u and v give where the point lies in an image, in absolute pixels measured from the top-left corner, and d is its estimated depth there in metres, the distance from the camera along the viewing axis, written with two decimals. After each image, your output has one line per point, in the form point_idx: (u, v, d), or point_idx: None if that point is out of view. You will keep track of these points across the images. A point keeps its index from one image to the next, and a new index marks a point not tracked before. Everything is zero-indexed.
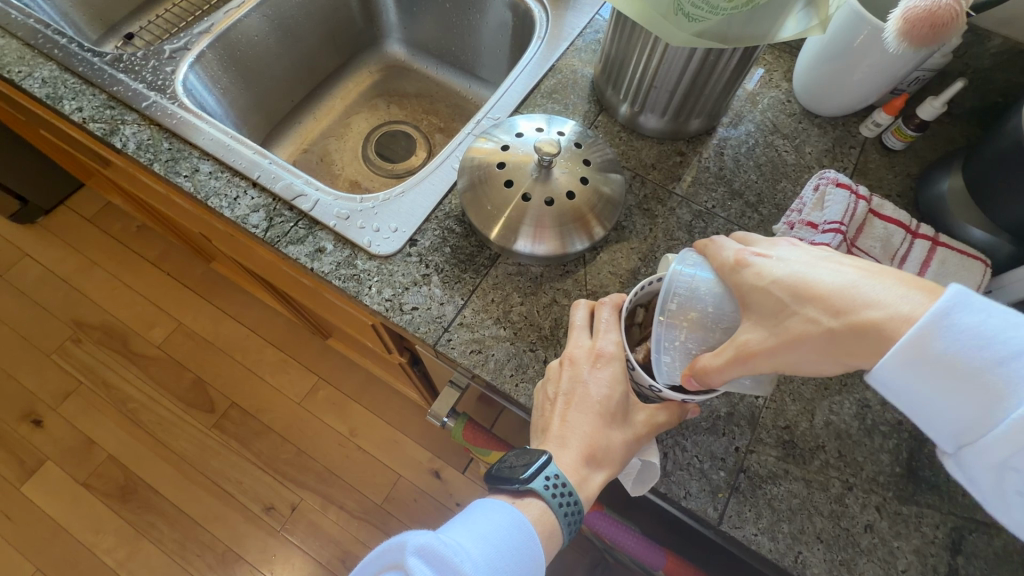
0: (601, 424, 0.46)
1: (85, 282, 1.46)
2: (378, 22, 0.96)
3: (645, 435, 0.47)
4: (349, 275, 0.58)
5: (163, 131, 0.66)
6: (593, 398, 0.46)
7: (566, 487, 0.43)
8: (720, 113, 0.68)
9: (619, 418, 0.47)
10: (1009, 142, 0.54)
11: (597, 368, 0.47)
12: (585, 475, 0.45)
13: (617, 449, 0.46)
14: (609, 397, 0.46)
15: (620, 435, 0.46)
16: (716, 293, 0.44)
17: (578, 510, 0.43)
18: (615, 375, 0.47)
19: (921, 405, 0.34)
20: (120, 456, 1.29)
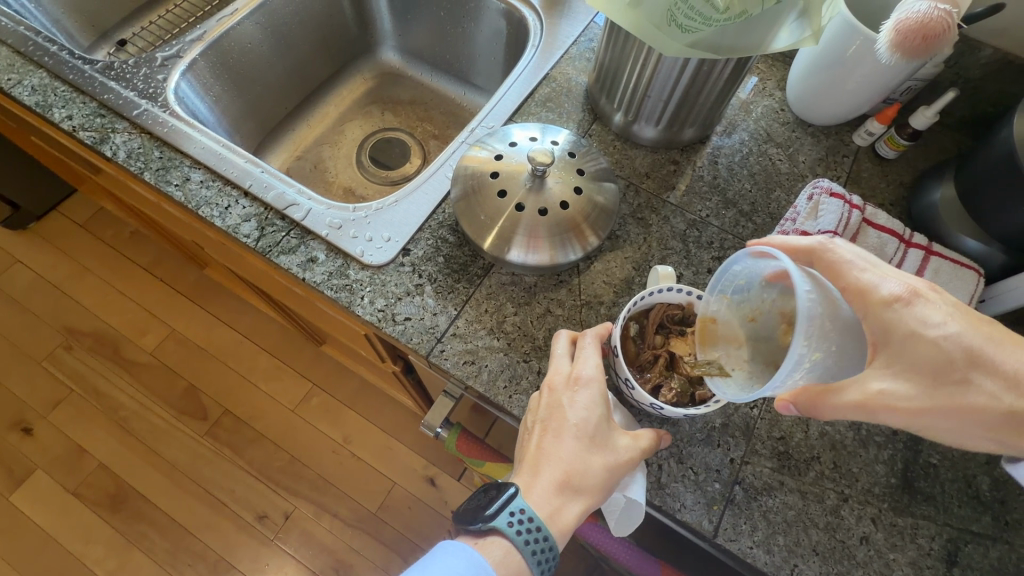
0: (578, 448, 0.45)
1: (77, 289, 1.44)
2: (372, 28, 0.96)
3: (627, 461, 0.46)
4: (341, 285, 0.58)
5: (154, 139, 0.65)
6: (575, 427, 0.45)
7: (535, 524, 0.42)
8: (713, 121, 0.68)
9: (598, 439, 0.46)
10: (999, 151, 0.54)
11: (571, 396, 0.47)
12: (560, 504, 0.44)
13: (595, 473, 0.44)
14: (587, 421, 0.46)
15: (608, 453, 0.45)
16: (839, 323, 0.42)
17: (547, 547, 0.42)
18: (592, 399, 0.47)
19: None
20: (110, 465, 1.28)
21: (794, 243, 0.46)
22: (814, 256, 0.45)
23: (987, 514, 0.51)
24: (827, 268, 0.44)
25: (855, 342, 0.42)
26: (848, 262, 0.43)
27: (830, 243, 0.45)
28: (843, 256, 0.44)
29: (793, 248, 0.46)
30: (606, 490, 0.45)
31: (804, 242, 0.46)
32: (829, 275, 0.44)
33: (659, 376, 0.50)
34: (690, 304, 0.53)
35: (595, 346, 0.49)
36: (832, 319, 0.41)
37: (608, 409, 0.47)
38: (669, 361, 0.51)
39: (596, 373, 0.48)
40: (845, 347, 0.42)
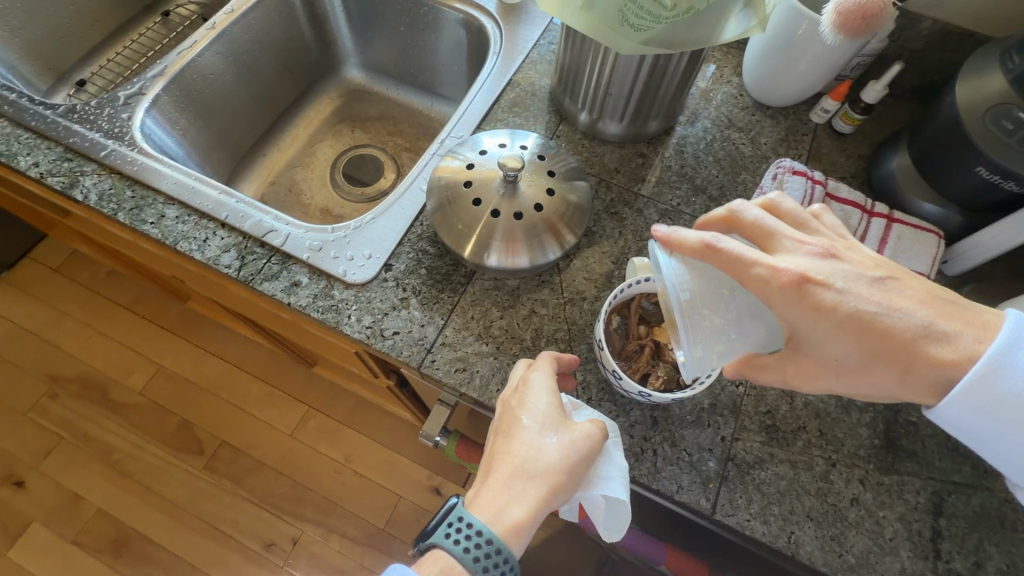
0: (523, 444, 0.44)
1: (58, 334, 1.42)
2: (334, 48, 0.96)
3: (579, 451, 0.44)
4: (327, 306, 0.58)
5: (124, 179, 0.65)
6: (523, 422, 0.46)
7: (473, 529, 0.41)
8: (675, 112, 0.70)
9: (545, 429, 0.45)
10: (947, 119, 0.57)
11: (521, 397, 0.48)
12: (505, 503, 0.42)
13: (540, 468, 0.43)
14: (535, 414, 0.46)
15: (555, 447, 0.44)
16: (723, 319, 0.45)
17: (487, 553, 0.40)
18: (537, 396, 0.47)
19: (972, 431, 0.42)
20: (109, 509, 1.26)
21: (688, 239, 0.45)
22: (707, 253, 0.44)
23: (967, 464, 0.54)
24: (724, 264, 0.43)
25: (750, 321, 0.45)
26: (739, 255, 0.43)
27: (717, 239, 0.43)
28: (733, 256, 0.43)
29: (685, 249, 0.44)
30: (557, 483, 0.43)
31: (695, 239, 0.44)
32: (723, 268, 0.44)
33: (646, 364, 0.52)
34: None
35: (548, 356, 0.51)
36: (722, 312, 0.45)
37: (560, 406, 0.47)
38: (654, 349, 0.53)
39: (545, 374, 0.49)
40: (748, 331, 0.45)
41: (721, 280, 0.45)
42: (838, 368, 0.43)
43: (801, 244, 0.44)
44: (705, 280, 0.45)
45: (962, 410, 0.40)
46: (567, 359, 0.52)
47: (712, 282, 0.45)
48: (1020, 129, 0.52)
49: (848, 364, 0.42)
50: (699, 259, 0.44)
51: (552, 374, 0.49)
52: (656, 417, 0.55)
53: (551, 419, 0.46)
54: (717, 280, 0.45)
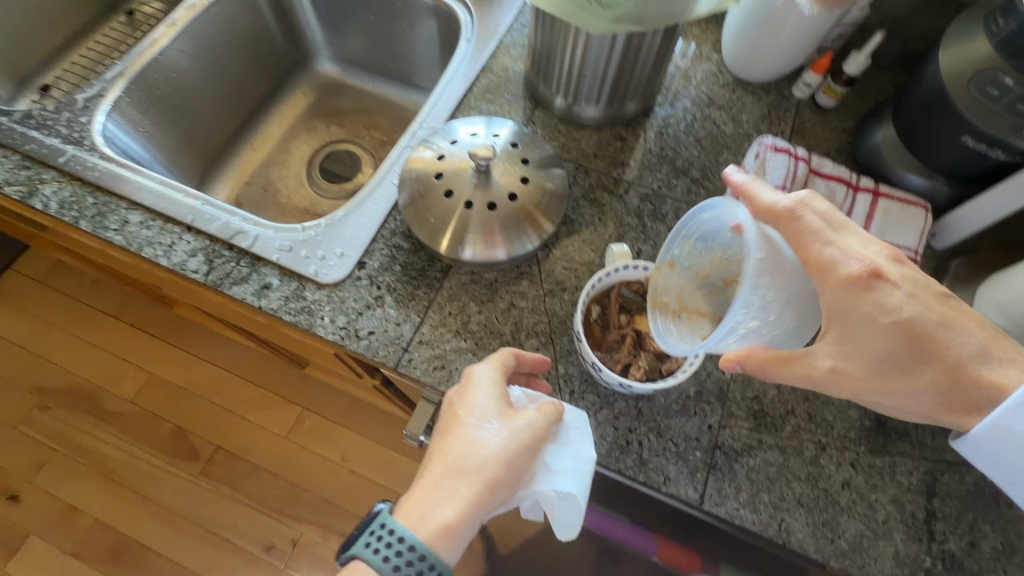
0: (455, 442, 0.44)
1: (46, 346, 1.40)
2: (303, 41, 0.94)
3: (514, 448, 0.43)
4: (299, 308, 0.56)
5: (85, 185, 0.63)
6: (458, 420, 0.45)
7: (396, 534, 0.41)
8: (653, 92, 0.68)
9: (480, 426, 0.44)
10: (931, 88, 0.55)
11: (461, 393, 0.47)
12: (433, 505, 0.42)
13: (471, 468, 0.42)
14: (473, 410, 0.45)
15: (488, 444, 0.43)
16: (774, 291, 0.42)
17: (408, 559, 0.40)
18: (477, 392, 0.46)
19: (996, 462, 0.41)
20: (106, 520, 1.25)
21: (762, 196, 0.45)
22: (777, 217, 0.44)
23: None
24: (791, 232, 0.43)
25: (790, 305, 0.43)
26: (811, 229, 0.43)
27: (796, 209, 0.44)
28: (800, 229, 0.43)
29: (756, 207, 0.45)
30: (487, 482, 0.42)
31: (771, 201, 0.45)
32: (789, 236, 0.44)
33: (627, 355, 0.51)
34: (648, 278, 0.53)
35: (502, 351, 0.49)
36: (784, 286, 0.43)
37: (502, 402, 0.46)
38: (635, 339, 0.52)
39: (489, 368, 0.48)
40: (782, 315, 0.43)
41: (784, 250, 0.44)
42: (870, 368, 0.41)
43: (869, 241, 0.44)
44: (772, 244, 0.44)
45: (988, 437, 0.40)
46: (527, 356, 0.51)
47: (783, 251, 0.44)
48: (1006, 96, 0.50)
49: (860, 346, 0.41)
50: (770, 222, 0.45)
51: (496, 368, 0.47)
52: (641, 408, 0.53)
53: (487, 414, 0.45)
54: (780, 247, 0.44)
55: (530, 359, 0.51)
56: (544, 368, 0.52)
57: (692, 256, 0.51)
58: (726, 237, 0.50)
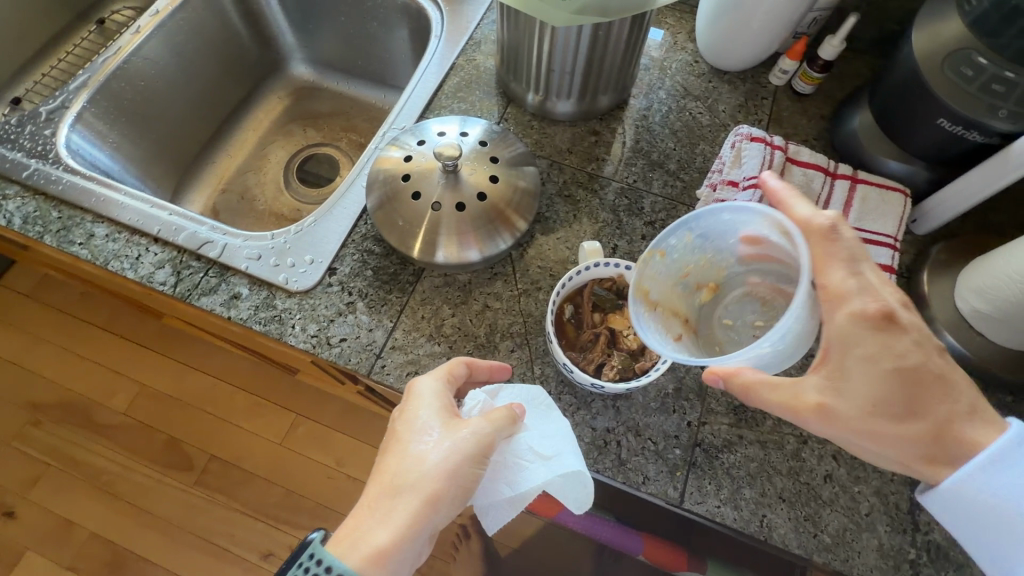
0: (393, 460, 0.42)
1: (36, 360, 1.37)
2: (275, 45, 0.93)
3: (454, 462, 0.41)
4: (269, 318, 0.55)
5: (50, 200, 0.62)
6: (399, 436, 0.43)
7: (323, 565, 0.38)
8: (626, 85, 0.67)
9: (420, 440, 0.42)
10: (904, 71, 0.54)
11: (404, 407, 0.45)
12: (367, 530, 0.40)
13: (406, 486, 0.40)
14: (413, 425, 0.43)
15: (426, 459, 0.41)
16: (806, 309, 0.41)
17: None
18: (419, 405, 0.44)
19: (973, 532, 0.40)
20: (102, 533, 1.25)
21: (797, 209, 0.44)
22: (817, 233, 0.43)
23: None
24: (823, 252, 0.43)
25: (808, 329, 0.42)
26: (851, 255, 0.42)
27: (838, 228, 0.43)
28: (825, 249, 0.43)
29: (798, 218, 0.44)
30: (426, 499, 0.40)
31: (815, 215, 0.43)
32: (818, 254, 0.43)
33: (600, 354, 0.50)
34: (621, 276, 0.52)
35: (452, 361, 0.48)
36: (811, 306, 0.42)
37: (445, 415, 0.44)
38: (609, 337, 0.51)
39: (432, 379, 0.46)
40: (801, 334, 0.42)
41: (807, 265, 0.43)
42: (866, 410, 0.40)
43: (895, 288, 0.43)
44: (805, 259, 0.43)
45: (960, 496, 0.39)
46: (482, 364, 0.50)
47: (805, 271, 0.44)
48: (980, 76, 0.49)
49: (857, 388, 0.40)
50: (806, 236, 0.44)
51: (440, 379, 0.46)
52: (618, 407, 0.52)
53: (427, 428, 0.43)
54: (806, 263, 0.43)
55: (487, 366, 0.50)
56: (502, 374, 0.51)
57: (685, 250, 0.49)
58: (723, 239, 0.49)
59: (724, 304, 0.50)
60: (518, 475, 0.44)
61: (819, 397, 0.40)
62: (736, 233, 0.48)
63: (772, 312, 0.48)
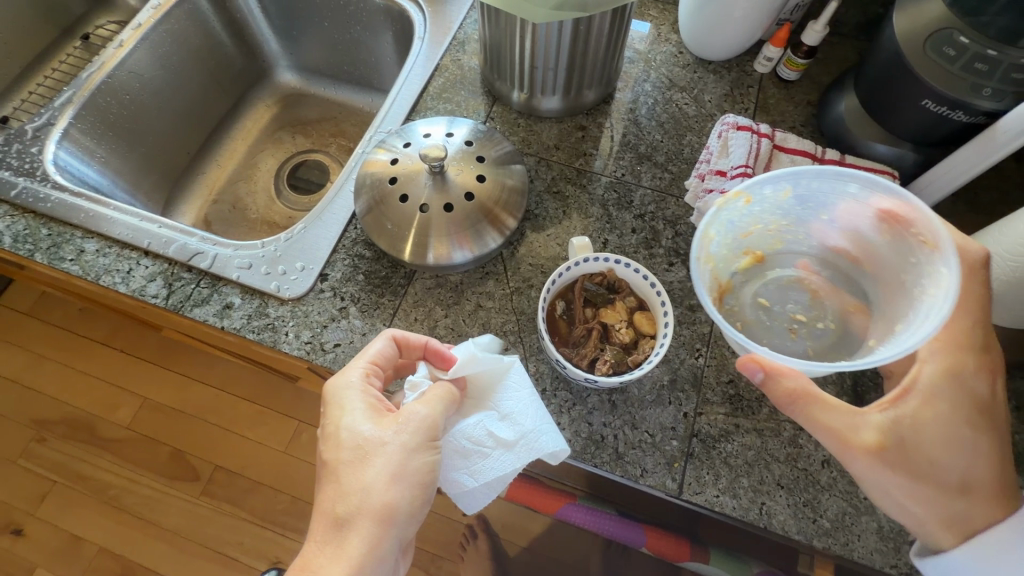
0: (331, 488, 0.43)
1: (36, 378, 1.38)
2: (260, 53, 0.93)
3: (390, 470, 0.42)
4: (262, 326, 0.56)
5: (39, 218, 0.62)
6: (333, 456, 0.43)
7: None
8: (612, 78, 0.67)
9: (353, 457, 0.43)
10: (888, 53, 0.54)
11: (330, 423, 0.45)
12: (325, 557, 0.41)
13: (354, 505, 0.42)
14: (344, 442, 0.43)
15: (363, 475, 0.42)
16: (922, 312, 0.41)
17: None
18: (345, 420, 0.44)
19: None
20: (110, 546, 1.25)
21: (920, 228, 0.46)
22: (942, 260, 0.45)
23: None
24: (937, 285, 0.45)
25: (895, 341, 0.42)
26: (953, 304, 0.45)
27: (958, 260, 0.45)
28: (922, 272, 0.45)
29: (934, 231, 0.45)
30: (372, 523, 0.42)
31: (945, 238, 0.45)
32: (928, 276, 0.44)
33: (593, 349, 0.49)
34: (609, 270, 0.53)
35: (367, 358, 0.48)
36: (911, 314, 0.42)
37: (371, 420, 0.44)
38: (601, 332, 0.50)
39: (350, 387, 0.46)
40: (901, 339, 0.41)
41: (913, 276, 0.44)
42: (923, 463, 0.42)
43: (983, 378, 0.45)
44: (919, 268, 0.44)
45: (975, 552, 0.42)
46: (413, 339, 0.49)
47: (897, 291, 0.46)
48: (963, 55, 0.48)
49: (924, 441, 0.42)
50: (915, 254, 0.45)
51: (360, 385, 0.46)
52: (614, 401, 0.52)
53: (357, 442, 0.43)
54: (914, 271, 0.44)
55: (419, 341, 0.49)
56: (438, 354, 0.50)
57: (773, 206, 0.48)
58: (815, 213, 0.49)
59: (765, 279, 0.50)
60: (483, 465, 0.45)
61: (878, 436, 0.42)
62: (840, 212, 0.48)
63: (818, 306, 0.48)
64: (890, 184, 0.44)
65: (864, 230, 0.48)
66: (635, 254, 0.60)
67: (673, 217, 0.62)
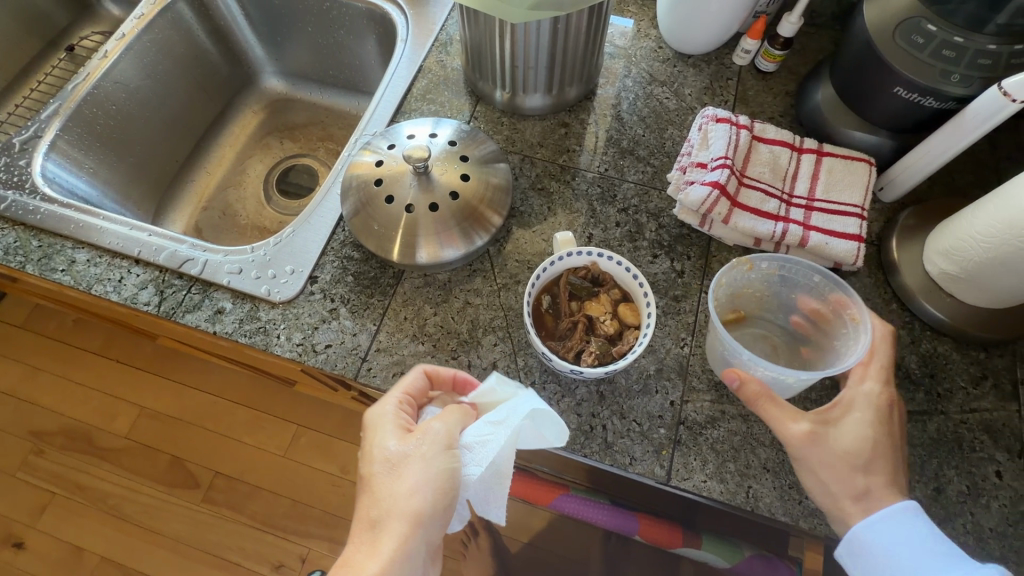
0: (368, 496, 0.45)
1: (33, 391, 1.38)
2: (245, 59, 0.93)
3: (422, 482, 0.44)
4: (254, 330, 0.56)
5: (29, 229, 0.62)
6: (370, 468, 0.46)
7: None
8: (593, 75, 0.68)
9: (387, 470, 0.45)
10: (859, 43, 0.55)
11: (369, 439, 0.47)
12: (361, 559, 0.43)
13: (389, 513, 0.44)
14: (381, 455, 0.46)
15: (398, 484, 0.44)
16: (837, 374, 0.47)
17: None
18: (382, 437, 0.46)
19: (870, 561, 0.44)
20: (113, 556, 1.25)
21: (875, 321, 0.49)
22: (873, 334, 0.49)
23: (920, 392, 0.54)
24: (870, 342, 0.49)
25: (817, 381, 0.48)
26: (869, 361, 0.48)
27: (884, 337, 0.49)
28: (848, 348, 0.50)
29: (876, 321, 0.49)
30: (400, 525, 0.43)
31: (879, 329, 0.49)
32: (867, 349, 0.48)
33: (579, 342, 0.50)
34: (593, 264, 0.53)
35: (405, 381, 0.49)
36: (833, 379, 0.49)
37: (405, 437, 0.46)
38: (587, 325, 0.52)
39: (390, 406, 0.48)
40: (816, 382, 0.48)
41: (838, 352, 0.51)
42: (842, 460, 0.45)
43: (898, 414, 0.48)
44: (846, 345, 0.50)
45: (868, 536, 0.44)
46: (444, 372, 0.50)
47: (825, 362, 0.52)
48: (930, 43, 0.50)
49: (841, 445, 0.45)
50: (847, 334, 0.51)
51: (398, 405, 0.48)
52: (602, 392, 0.53)
53: (391, 455, 0.45)
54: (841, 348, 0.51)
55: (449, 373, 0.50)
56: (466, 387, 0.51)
57: (762, 275, 0.54)
58: (788, 289, 0.55)
59: (742, 330, 0.54)
60: (483, 449, 0.44)
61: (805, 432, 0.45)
62: (810, 293, 0.54)
63: (777, 357, 0.53)
64: (847, 283, 0.51)
65: (820, 314, 0.54)
66: (620, 247, 0.61)
67: (656, 211, 0.63)
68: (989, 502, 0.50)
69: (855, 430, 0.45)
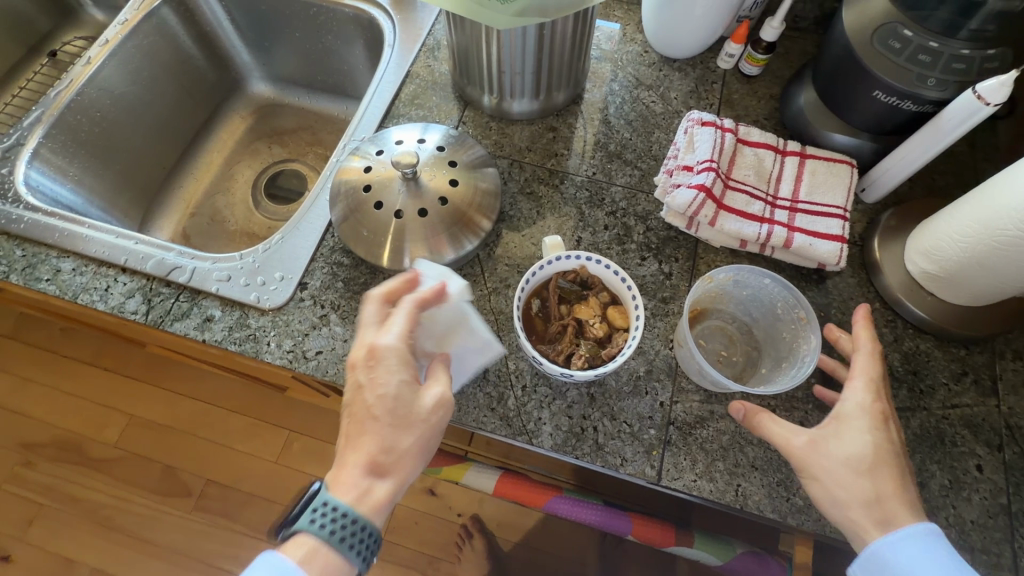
0: (370, 426, 0.41)
1: (20, 401, 1.36)
2: (232, 65, 0.93)
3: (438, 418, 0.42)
4: (244, 337, 0.56)
5: (12, 239, 0.61)
6: (375, 402, 0.42)
7: (338, 510, 0.39)
8: (580, 79, 0.68)
9: (400, 406, 0.41)
10: (839, 48, 0.56)
11: (371, 373, 0.42)
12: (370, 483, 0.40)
13: (402, 449, 0.41)
14: (388, 392, 0.42)
15: (415, 419, 0.41)
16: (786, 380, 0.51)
17: (368, 534, 0.39)
18: (392, 372, 0.42)
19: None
20: (104, 567, 1.24)
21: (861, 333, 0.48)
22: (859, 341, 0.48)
23: (904, 388, 0.55)
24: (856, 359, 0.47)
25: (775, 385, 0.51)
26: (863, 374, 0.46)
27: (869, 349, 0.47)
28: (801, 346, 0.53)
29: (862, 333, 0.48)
30: (415, 458, 0.41)
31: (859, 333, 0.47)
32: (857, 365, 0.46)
33: (569, 345, 0.51)
34: (582, 267, 0.54)
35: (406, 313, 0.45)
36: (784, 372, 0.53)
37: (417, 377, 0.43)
38: (576, 328, 0.52)
39: (395, 341, 0.43)
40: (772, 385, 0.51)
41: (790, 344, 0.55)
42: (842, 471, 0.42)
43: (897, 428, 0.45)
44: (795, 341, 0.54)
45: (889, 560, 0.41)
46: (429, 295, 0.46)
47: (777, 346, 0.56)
48: (907, 48, 0.51)
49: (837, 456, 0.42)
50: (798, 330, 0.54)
51: (403, 340, 0.44)
52: (593, 394, 0.54)
53: (405, 392, 0.42)
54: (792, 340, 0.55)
55: (433, 293, 0.46)
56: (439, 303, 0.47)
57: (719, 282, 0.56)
58: (743, 288, 0.57)
59: (701, 327, 0.57)
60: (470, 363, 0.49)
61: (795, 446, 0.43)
62: (763, 292, 0.56)
63: (733, 347, 0.56)
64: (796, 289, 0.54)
65: (773, 307, 0.56)
66: (608, 250, 0.62)
67: (644, 213, 0.64)
68: (970, 495, 0.51)
69: (849, 440, 0.43)
